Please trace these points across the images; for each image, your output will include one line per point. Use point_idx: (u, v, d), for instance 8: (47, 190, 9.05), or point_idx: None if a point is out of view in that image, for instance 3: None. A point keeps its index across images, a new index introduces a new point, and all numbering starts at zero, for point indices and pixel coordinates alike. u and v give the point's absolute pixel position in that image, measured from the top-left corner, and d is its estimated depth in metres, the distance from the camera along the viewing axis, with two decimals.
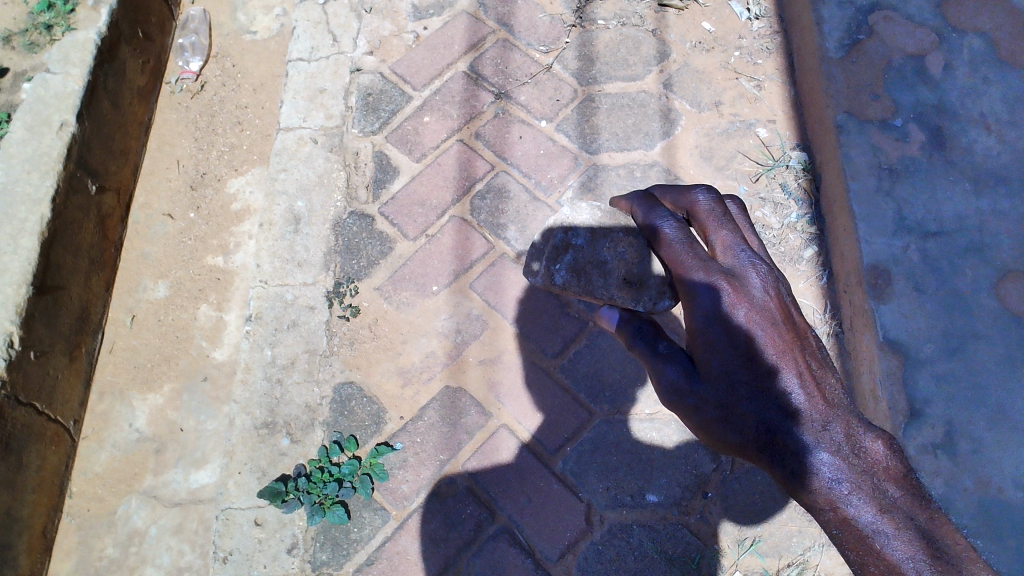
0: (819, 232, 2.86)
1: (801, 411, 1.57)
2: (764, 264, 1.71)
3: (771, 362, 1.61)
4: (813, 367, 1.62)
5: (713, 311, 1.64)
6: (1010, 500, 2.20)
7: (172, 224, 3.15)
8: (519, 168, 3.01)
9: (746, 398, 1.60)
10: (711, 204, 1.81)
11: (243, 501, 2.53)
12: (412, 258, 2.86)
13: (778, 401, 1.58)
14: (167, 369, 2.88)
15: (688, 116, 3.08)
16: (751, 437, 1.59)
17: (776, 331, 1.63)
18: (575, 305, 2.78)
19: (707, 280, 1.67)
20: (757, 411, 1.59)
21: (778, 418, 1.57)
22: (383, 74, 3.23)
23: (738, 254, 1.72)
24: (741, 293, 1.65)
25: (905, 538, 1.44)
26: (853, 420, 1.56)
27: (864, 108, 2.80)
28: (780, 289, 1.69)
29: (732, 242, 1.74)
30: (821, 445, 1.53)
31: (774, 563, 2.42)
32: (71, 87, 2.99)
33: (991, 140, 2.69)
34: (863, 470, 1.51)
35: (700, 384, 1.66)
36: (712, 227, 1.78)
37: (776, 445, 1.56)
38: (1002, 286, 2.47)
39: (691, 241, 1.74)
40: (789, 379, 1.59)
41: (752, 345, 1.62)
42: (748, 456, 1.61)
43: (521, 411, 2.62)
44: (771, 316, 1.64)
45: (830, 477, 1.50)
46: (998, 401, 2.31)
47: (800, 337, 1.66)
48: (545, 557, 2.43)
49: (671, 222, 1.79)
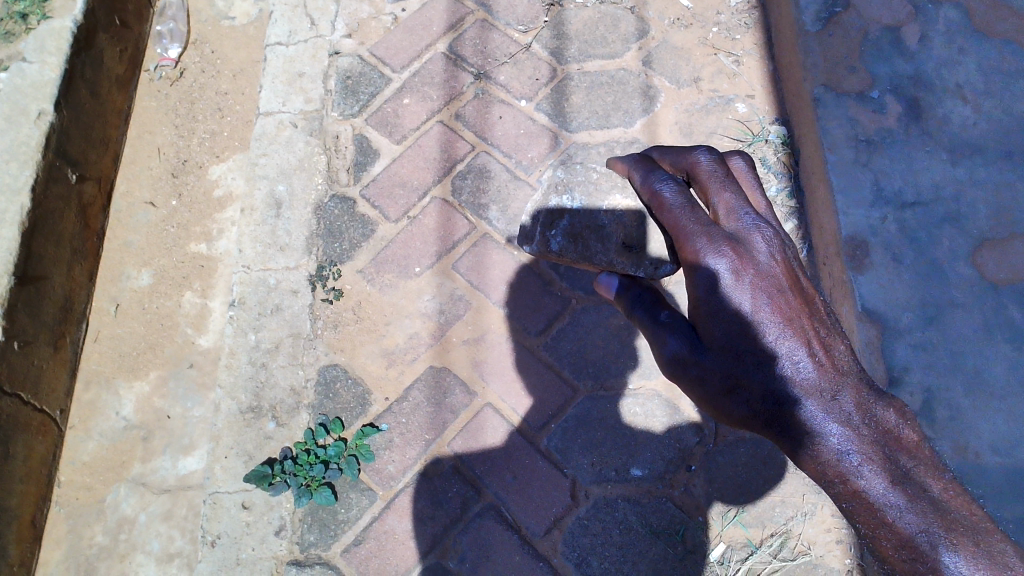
0: (799, 206, 2.88)
1: (810, 382, 1.59)
2: (769, 228, 1.70)
3: (777, 333, 1.62)
4: (821, 335, 1.63)
5: (717, 281, 1.64)
6: (988, 465, 2.23)
7: (154, 212, 3.14)
8: (499, 148, 3.01)
9: (752, 370, 1.62)
10: (713, 165, 1.78)
11: (230, 485, 2.54)
12: (394, 240, 2.86)
13: (785, 372, 1.60)
14: (152, 357, 2.88)
15: (668, 93, 3.09)
16: (759, 410, 1.62)
17: (782, 300, 1.64)
18: (558, 283, 2.79)
19: (710, 248, 1.65)
20: (764, 384, 1.61)
21: (784, 388, 1.59)
22: (362, 56, 3.22)
23: (743, 218, 1.70)
24: (745, 260, 1.65)
25: (918, 511, 1.46)
26: (863, 389, 1.59)
27: (841, 81, 2.81)
28: (786, 254, 1.69)
29: (735, 204, 1.72)
30: (830, 417, 1.55)
31: (757, 534, 2.45)
32: (48, 76, 2.97)
33: (968, 110, 2.71)
34: (874, 440, 1.53)
35: (705, 355, 1.66)
36: (715, 188, 1.76)
37: (784, 417, 1.59)
38: (978, 254, 2.49)
39: (693, 204, 1.71)
40: (796, 349, 1.60)
41: (758, 316, 1.63)
42: (757, 429, 1.64)
43: (506, 389, 2.64)
44: (776, 284, 1.64)
45: (839, 448, 1.53)
46: (975, 367, 2.34)
47: (807, 303, 1.66)
48: (531, 533, 2.45)
49: (671, 185, 1.74)
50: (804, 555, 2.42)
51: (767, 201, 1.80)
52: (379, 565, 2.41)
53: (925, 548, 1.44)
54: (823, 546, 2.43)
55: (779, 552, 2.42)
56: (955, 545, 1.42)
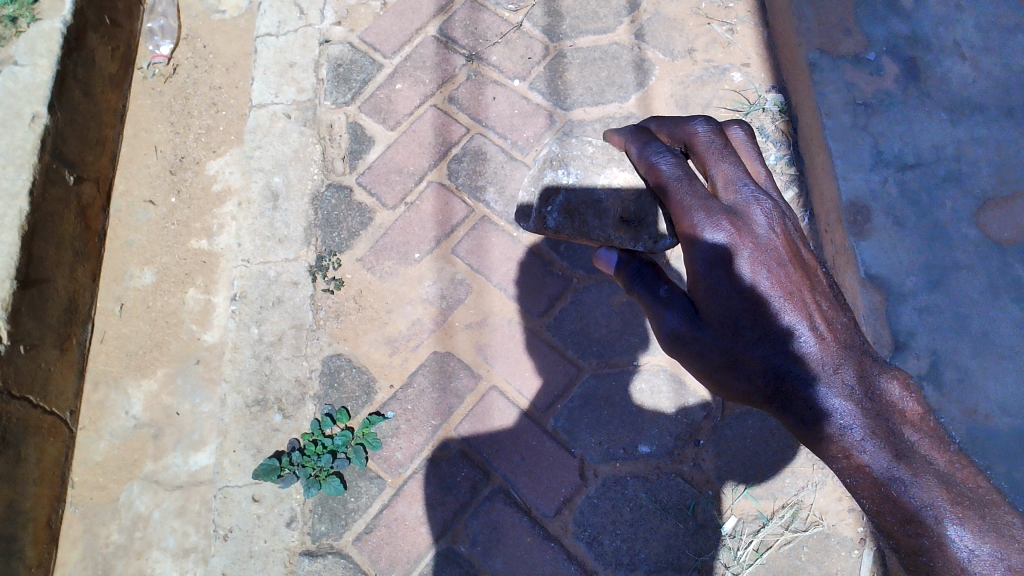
0: (799, 173, 2.84)
1: (812, 356, 1.57)
2: (769, 200, 1.68)
3: (779, 305, 1.60)
4: (823, 308, 1.61)
5: (715, 256, 1.62)
6: (998, 427, 2.20)
7: (154, 210, 3.13)
8: (494, 129, 2.98)
9: (752, 345, 1.61)
10: (711, 135, 1.75)
11: (240, 478, 2.55)
12: (392, 227, 2.85)
13: (786, 347, 1.58)
14: (159, 355, 2.88)
15: (662, 66, 3.05)
16: (759, 384, 1.60)
17: (783, 272, 1.62)
18: (559, 263, 2.77)
19: (708, 221, 1.63)
20: (765, 359, 1.60)
21: (786, 363, 1.58)
22: (352, 43, 3.20)
23: (742, 189, 1.68)
24: (744, 233, 1.63)
25: (923, 485, 1.43)
26: (865, 362, 1.57)
27: (836, 44, 2.77)
28: (786, 226, 1.67)
29: (733, 175, 1.69)
30: (832, 391, 1.54)
31: (768, 506, 2.44)
32: (40, 78, 2.96)
33: (966, 68, 2.66)
34: (877, 414, 1.51)
35: (705, 331, 1.64)
36: (712, 159, 1.73)
37: (785, 391, 1.58)
38: (982, 214, 2.46)
39: (691, 177, 1.69)
40: (797, 322, 1.59)
41: (757, 290, 1.61)
42: (759, 404, 1.63)
43: (510, 371, 2.63)
44: (775, 257, 1.62)
45: (841, 422, 1.51)
46: (982, 328, 2.31)
47: (808, 276, 1.64)
48: (541, 514, 2.45)
49: (668, 158, 1.72)
50: (816, 526, 2.41)
51: (766, 169, 1.78)
52: (391, 552, 2.42)
53: (930, 523, 1.41)
54: (835, 515, 2.42)
55: (791, 523, 2.41)
56: (961, 519, 1.40)
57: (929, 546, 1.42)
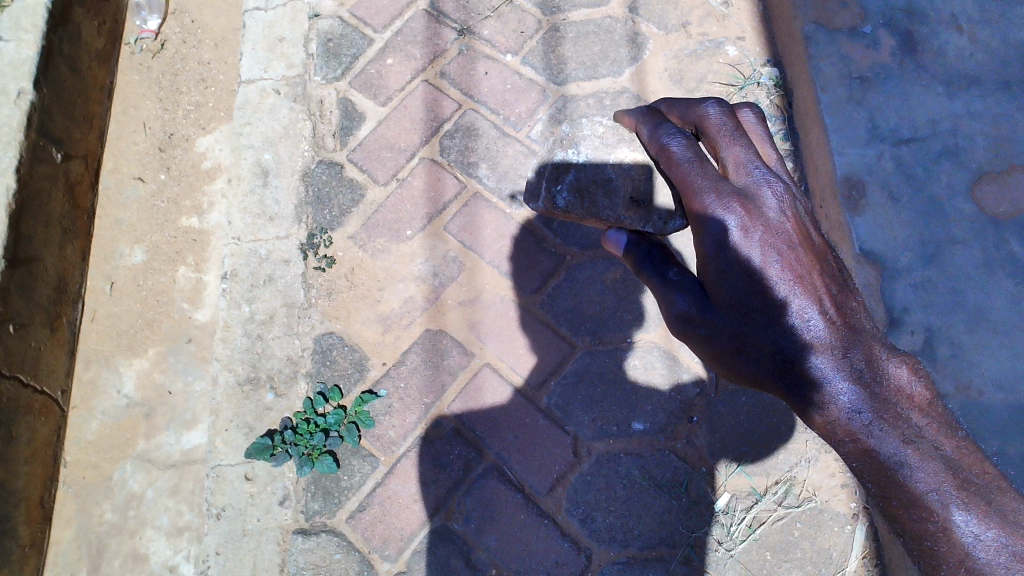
0: (794, 149, 2.83)
1: (820, 339, 1.54)
2: (780, 182, 1.66)
3: (787, 289, 1.59)
4: (833, 292, 1.60)
5: (725, 239, 1.62)
6: (992, 403, 2.20)
7: (143, 187, 3.09)
8: (487, 105, 2.95)
9: (760, 329, 1.59)
10: (722, 118, 1.73)
11: (232, 457, 2.54)
12: (384, 204, 2.82)
13: (796, 331, 1.56)
14: (150, 334, 2.86)
15: (656, 40, 3.01)
16: (767, 369, 1.59)
17: (793, 256, 1.62)
18: (552, 240, 2.75)
19: (719, 204, 1.63)
20: (773, 343, 1.58)
21: (794, 347, 1.56)
22: (342, 18, 3.15)
23: (752, 172, 1.67)
24: (755, 215, 1.62)
25: (931, 469, 1.42)
26: (874, 346, 1.55)
27: (832, 17, 2.73)
28: (797, 211, 1.66)
29: (745, 158, 1.68)
30: (840, 374, 1.51)
31: (762, 482, 2.44)
32: (25, 53, 2.90)
33: (964, 41, 2.63)
34: (885, 398, 1.49)
35: (713, 314, 1.65)
36: (724, 142, 1.71)
37: (794, 374, 1.55)
38: (978, 188, 2.44)
39: (702, 159, 1.67)
40: (806, 306, 1.58)
41: (767, 274, 1.61)
42: (767, 387, 1.60)
43: (503, 348, 2.61)
44: (787, 240, 1.62)
45: (849, 406, 1.49)
46: (977, 304, 2.30)
47: (818, 260, 1.63)
48: (535, 491, 2.45)
49: (679, 140, 1.71)
50: (808, 501, 2.41)
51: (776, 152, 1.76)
52: (385, 530, 2.42)
53: (936, 507, 1.41)
54: (828, 491, 2.43)
55: (784, 499, 2.41)
56: (966, 504, 1.40)
57: (933, 530, 1.42)
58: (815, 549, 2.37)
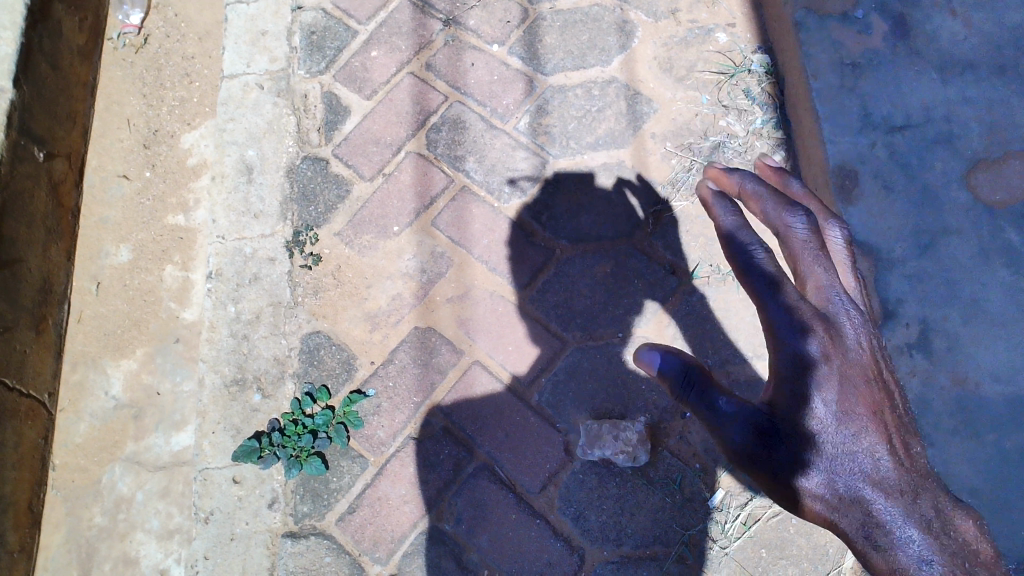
0: (786, 137, 2.79)
1: (888, 478, 1.50)
2: (860, 315, 1.64)
3: (857, 437, 1.54)
4: (897, 443, 1.56)
5: (803, 361, 1.57)
6: (987, 396, 2.18)
7: (128, 184, 3.03)
8: (473, 97, 2.90)
9: (824, 454, 1.54)
10: (808, 233, 1.66)
11: (219, 460, 2.50)
12: (371, 200, 2.77)
13: (866, 471, 1.51)
14: (137, 334, 2.81)
15: (645, 27, 2.96)
16: (829, 502, 1.51)
17: (868, 392, 1.59)
18: (541, 234, 2.70)
19: (801, 320, 1.58)
20: (837, 472, 1.52)
21: (859, 484, 1.50)
22: (326, 9, 3.08)
23: (834, 301, 1.62)
24: (836, 344, 1.59)
25: None
26: (940, 499, 1.49)
27: (823, 2, 2.67)
28: (873, 345, 1.64)
29: (826, 288, 1.63)
30: (909, 520, 1.44)
31: (757, 478, 2.40)
32: (3, 51, 2.80)
33: (957, 25, 2.58)
34: (957, 555, 1.42)
35: (780, 431, 1.57)
36: (805, 262, 1.66)
37: (857, 512, 1.49)
38: (973, 176, 2.39)
39: (784, 276, 1.61)
40: (876, 447, 1.54)
41: (840, 422, 1.55)
42: (819, 523, 1.54)
43: (493, 345, 2.57)
44: (864, 376, 1.59)
45: (919, 557, 1.40)
46: (973, 294, 2.27)
47: (884, 406, 1.60)
48: (527, 491, 2.42)
49: (761, 251, 1.64)
50: None
51: (858, 275, 1.74)
52: (375, 532, 2.39)
53: None
54: None
55: None
56: None
57: None
58: (811, 545, 2.33)
